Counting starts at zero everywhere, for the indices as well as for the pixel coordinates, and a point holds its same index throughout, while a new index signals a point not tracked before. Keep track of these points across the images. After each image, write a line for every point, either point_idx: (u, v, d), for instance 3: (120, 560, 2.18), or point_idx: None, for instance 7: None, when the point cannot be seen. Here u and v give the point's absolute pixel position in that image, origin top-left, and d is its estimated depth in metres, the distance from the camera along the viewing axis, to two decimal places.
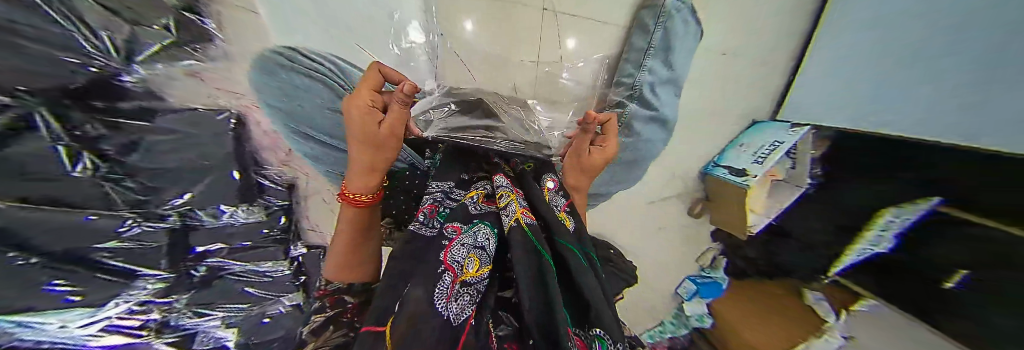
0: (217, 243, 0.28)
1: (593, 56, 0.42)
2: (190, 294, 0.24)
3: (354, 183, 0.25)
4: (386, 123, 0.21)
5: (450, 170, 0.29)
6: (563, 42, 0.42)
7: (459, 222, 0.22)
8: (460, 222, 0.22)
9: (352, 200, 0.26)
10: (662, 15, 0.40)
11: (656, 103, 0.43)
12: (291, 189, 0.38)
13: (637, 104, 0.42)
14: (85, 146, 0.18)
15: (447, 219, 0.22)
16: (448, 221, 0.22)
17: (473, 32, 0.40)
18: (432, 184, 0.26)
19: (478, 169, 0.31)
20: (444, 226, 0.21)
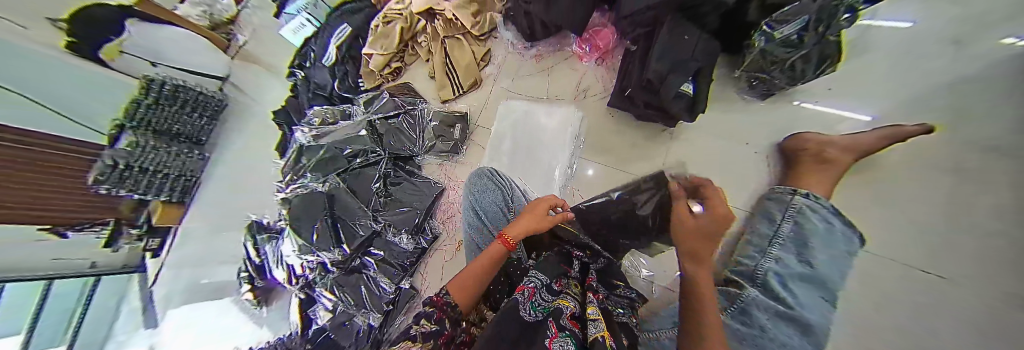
0: (380, 250, 0.63)
1: None
2: (342, 274, 0.62)
3: (516, 231, 0.41)
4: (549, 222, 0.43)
5: (547, 272, 0.39)
6: None
7: (557, 321, 0.28)
8: (555, 319, 0.29)
9: (507, 242, 0.40)
10: (793, 210, 0.40)
11: (790, 301, 0.34)
12: (434, 239, 0.65)
13: (757, 293, 0.36)
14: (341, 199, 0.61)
15: (539, 311, 0.31)
16: (541, 313, 0.30)
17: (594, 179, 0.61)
18: (535, 274, 0.38)
19: (569, 284, 0.40)
20: (547, 319, 0.28)
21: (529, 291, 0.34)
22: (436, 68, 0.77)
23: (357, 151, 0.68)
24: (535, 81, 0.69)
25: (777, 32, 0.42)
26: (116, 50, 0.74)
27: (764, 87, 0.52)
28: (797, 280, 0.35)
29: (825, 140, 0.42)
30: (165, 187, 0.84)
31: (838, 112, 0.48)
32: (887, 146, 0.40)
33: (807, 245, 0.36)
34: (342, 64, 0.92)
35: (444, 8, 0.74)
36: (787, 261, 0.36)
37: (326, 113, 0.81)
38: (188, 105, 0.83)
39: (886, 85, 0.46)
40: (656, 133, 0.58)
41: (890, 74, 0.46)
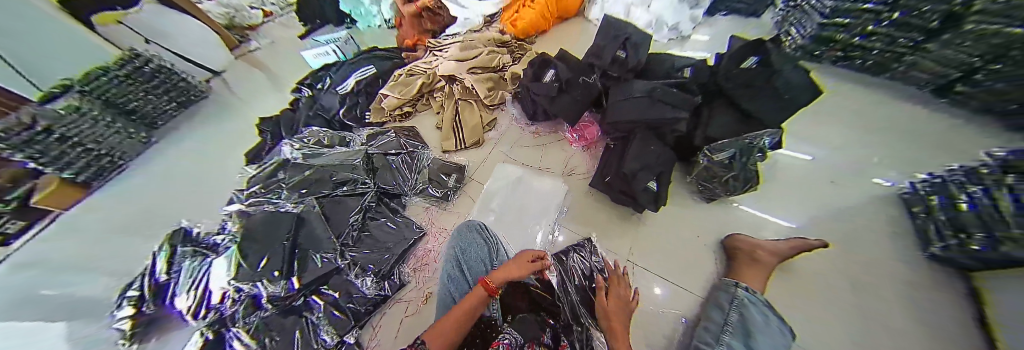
0: (334, 290, 0.56)
1: (663, 305, 0.55)
2: (278, 310, 0.52)
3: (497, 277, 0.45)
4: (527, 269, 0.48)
5: (527, 332, 0.40)
6: (642, 289, 0.58)
7: None
8: None
9: (488, 287, 0.43)
10: (738, 301, 0.46)
11: None
12: (400, 287, 0.60)
13: None
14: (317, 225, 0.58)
15: None
16: None
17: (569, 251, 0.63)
18: (513, 331, 0.39)
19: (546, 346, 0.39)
20: None
21: (506, 346, 0.35)
22: (445, 121, 0.86)
23: (345, 179, 0.67)
24: (530, 151, 0.79)
25: (713, 156, 0.59)
26: (114, 19, 0.86)
27: (708, 193, 0.65)
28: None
29: (755, 244, 0.53)
30: (79, 162, 0.74)
31: (771, 218, 0.63)
32: (799, 253, 0.52)
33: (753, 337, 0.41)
34: (355, 95, 1.00)
35: (464, 77, 0.89)
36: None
37: (323, 135, 0.82)
38: (163, 88, 0.94)
39: (788, 214, 0.63)
40: (626, 215, 0.67)
41: (791, 207, 0.64)
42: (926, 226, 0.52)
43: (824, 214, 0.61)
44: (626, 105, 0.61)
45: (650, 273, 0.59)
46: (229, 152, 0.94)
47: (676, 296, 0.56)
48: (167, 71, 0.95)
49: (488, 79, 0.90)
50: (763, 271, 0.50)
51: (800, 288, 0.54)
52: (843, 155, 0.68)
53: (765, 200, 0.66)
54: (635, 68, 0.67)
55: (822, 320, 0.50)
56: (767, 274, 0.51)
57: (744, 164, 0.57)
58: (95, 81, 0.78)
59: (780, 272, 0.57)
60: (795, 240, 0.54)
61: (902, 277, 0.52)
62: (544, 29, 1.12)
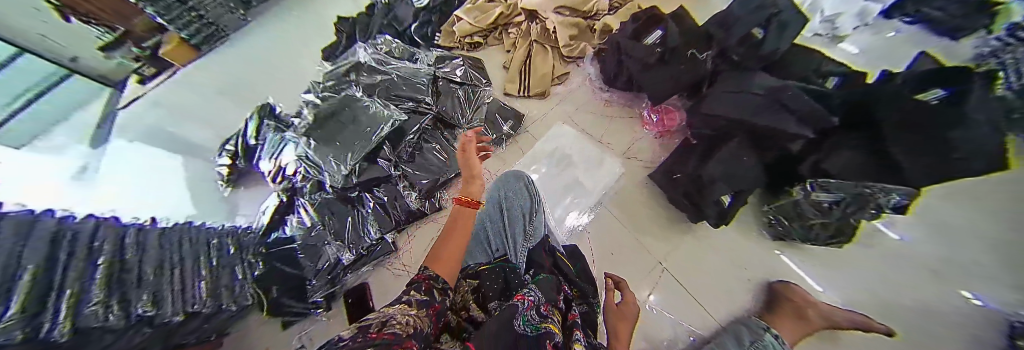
0: (383, 194, 0.63)
1: (677, 314, 0.55)
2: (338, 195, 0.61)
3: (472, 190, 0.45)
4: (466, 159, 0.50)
5: (544, 296, 0.41)
6: (663, 292, 0.57)
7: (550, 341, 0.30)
8: (547, 338, 0.30)
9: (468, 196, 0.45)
10: (757, 340, 0.45)
11: None
12: (436, 210, 0.66)
13: None
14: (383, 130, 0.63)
15: (529, 326, 0.32)
16: (532, 329, 0.31)
17: (602, 234, 0.62)
18: (530, 290, 0.40)
19: (555, 311, 0.40)
20: (541, 337, 0.30)
21: (526, 302, 0.37)
22: (514, 62, 0.80)
23: (409, 97, 0.68)
24: (594, 122, 0.73)
25: (813, 193, 0.51)
26: None
27: (782, 228, 0.57)
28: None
29: (810, 301, 0.49)
30: (190, 25, 0.81)
31: (835, 278, 0.57)
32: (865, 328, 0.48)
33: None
34: (430, 11, 0.95)
35: (548, 18, 0.79)
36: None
37: (393, 45, 0.82)
38: None
39: (867, 280, 0.55)
40: (676, 219, 0.62)
41: (877, 276, 0.55)
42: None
43: (922, 303, 0.51)
44: (736, 99, 0.50)
45: (676, 281, 0.58)
46: (305, 36, 0.96)
47: (696, 311, 0.55)
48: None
49: (574, 26, 0.79)
50: (804, 329, 0.47)
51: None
52: (962, 246, 0.52)
53: (843, 257, 0.58)
54: (769, 56, 0.52)
55: None
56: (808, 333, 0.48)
57: (843, 216, 0.51)
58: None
59: (821, 336, 0.53)
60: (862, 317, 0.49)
61: None
62: None
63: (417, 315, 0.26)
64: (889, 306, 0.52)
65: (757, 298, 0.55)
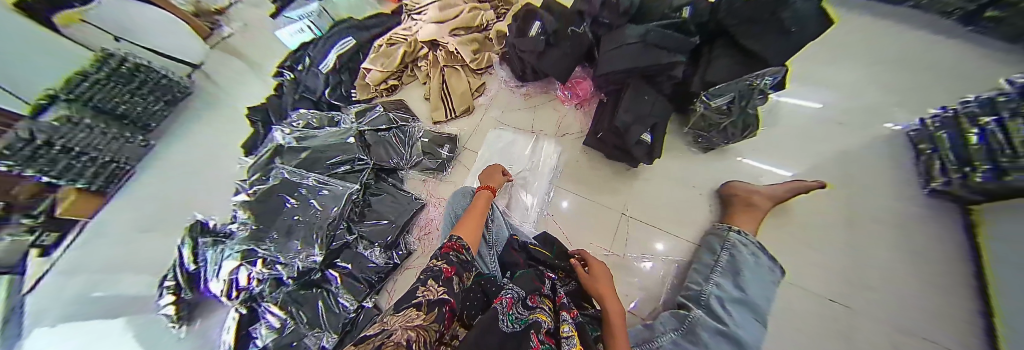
0: (347, 262, 0.60)
1: (658, 252, 0.59)
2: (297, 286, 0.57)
3: (483, 197, 0.55)
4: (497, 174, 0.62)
5: (524, 290, 0.41)
6: (639, 239, 0.61)
7: (537, 335, 0.29)
8: (537, 332, 0.29)
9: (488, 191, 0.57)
10: (729, 245, 0.50)
11: (728, 321, 0.43)
12: (408, 255, 0.64)
13: (703, 311, 0.45)
14: (320, 200, 0.61)
15: (518, 323, 0.30)
16: (521, 325, 0.30)
17: (568, 209, 0.65)
18: (511, 289, 0.40)
19: (543, 301, 0.40)
20: (529, 332, 0.29)
21: (508, 302, 0.35)
22: (432, 91, 0.83)
23: (344, 159, 0.68)
24: (522, 114, 0.77)
25: (706, 103, 0.56)
26: (77, 18, 0.72)
27: (704, 143, 0.64)
28: (733, 303, 0.44)
29: (752, 190, 0.55)
30: (87, 171, 0.67)
31: (771, 168, 0.63)
32: (795, 196, 0.54)
33: (740, 275, 0.46)
34: (338, 73, 0.96)
35: (448, 41, 0.83)
36: (726, 287, 0.46)
37: (310, 116, 0.81)
38: (145, 86, 0.80)
39: (786, 156, 0.64)
40: (620, 171, 0.67)
41: (792, 151, 0.65)
42: (929, 164, 0.55)
43: (831, 155, 0.63)
44: (617, 54, 0.56)
45: (643, 224, 0.62)
46: (210, 138, 0.90)
47: (671, 241, 0.59)
48: (146, 69, 0.82)
49: (473, 41, 0.84)
50: (756, 215, 0.52)
51: (789, 230, 0.59)
52: (829, 107, 0.68)
53: (763, 145, 0.66)
54: (628, 10, 0.56)
55: (808, 250, 0.57)
56: (758, 217, 0.53)
57: (743, 109, 0.55)
58: (78, 88, 0.68)
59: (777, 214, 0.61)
60: (795, 182, 0.55)
61: (891, 208, 0.56)
62: None
63: (423, 326, 0.21)
64: (806, 171, 0.62)
65: (714, 208, 0.60)
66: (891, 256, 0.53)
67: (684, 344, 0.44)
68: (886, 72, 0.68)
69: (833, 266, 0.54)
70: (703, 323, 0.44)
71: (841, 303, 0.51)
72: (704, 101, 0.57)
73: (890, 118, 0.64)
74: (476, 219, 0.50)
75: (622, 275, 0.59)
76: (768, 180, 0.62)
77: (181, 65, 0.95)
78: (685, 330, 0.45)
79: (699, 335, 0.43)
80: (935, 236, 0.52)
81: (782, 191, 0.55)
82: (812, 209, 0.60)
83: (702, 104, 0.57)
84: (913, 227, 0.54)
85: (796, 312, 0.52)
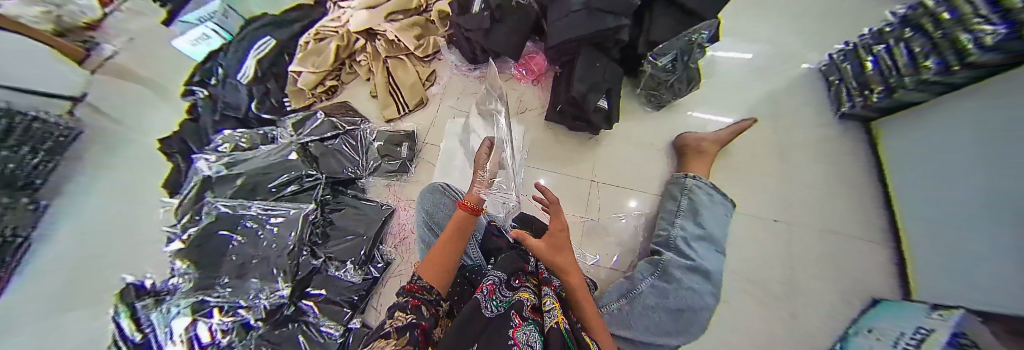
0: (321, 289, 0.56)
1: (630, 210, 0.63)
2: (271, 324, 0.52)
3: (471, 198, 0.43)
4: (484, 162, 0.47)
5: (507, 272, 0.40)
6: (608, 202, 0.64)
7: (517, 312, 0.29)
8: (517, 309, 0.29)
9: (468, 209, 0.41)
10: (687, 189, 0.55)
11: (693, 255, 0.50)
12: (387, 266, 0.61)
13: (673, 254, 0.50)
14: (272, 228, 0.55)
15: (501, 305, 0.31)
16: (504, 307, 0.30)
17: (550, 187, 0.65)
18: (494, 274, 0.39)
19: (527, 279, 0.41)
20: (507, 311, 0.29)
21: (488, 287, 0.34)
22: (378, 88, 0.76)
23: (289, 178, 0.61)
24: (479, 98, 0.74)
25: (653, 63, 0.60)
26: None
27: (651, 101, 0.68)
28: (696, 239, 0.51)
29: (698, 138, 0.59)
30: None
31: (719, 118, 0.68)
32: (737, 136, 0.60)
33: (699, 215, 0.53)
34: (262, 81, 0.83)
35: (385, 29, 0.74)
36: (688, 227, 0.52)
37: (238, 136, 0.70)
38: (6, 132, 0.54)
39: (729, 101, 0.70)
40: (585, 140, 0.68)
41: (734, 96, 0.70)
42: (838, 93, 0.63)
43: (766, 95, 0.69)
44: (567, 23, 0.54)
45: (612, 187, 0.64)
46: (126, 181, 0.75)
47: (638, 198, 0.63)
48: (2, 105, 0.58)
49: (413, 25, 0.76)
50: (705, 161, 0.58)
51: (741, 168, 0.64)
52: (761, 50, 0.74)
53: (713, 96, 0.70)
54: None
55: (756, 183, 0.63)
56: (707, 161, 0.58)
57: (684, 67, 0.60)
58: None
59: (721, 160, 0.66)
60: (737, 124, 0.61)
61: (816, 134, 0.65)
62: None
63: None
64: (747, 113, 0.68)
65: (672, 159, 0.65)
66: (817, 175, 0.61)
67: (661, 283, 0.49)
68: (804, 11, 0.74)
69: (776, 193, 0.62)
70: (672, 262, 0.49)
71: (780, 222, 0.59)
72: (652, 62, 0.60)
73: (805, 58, 0.71)
74: (452, 249, 0.38)
75: (604, 241, 0.62)
76: (712, 125, 0.67)
77: (58, 102, 0.66)
78: (660, 273, 0.50)
79: (671, 273, 0.49)
80: (848, 153, 0.62)
81: (727, 133, 0.60)
82: (757, 146, 0.66)
83: (649, 65, 0.60)
84: (836, 143, 0.63)
85: (752, 234, 0.60)
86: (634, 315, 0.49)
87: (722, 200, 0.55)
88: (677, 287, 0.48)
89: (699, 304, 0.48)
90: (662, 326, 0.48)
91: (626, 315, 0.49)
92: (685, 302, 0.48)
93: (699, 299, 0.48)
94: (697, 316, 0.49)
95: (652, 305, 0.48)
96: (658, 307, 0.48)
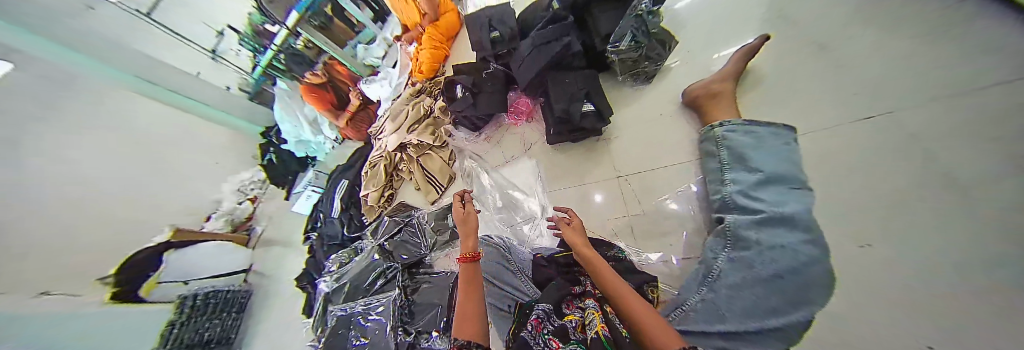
0: None
1: (676, 188, 0.59)
2: None
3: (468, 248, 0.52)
4: (466, 213, 0.59)
5: (552, 299, 0.43)
6: (645, 188, 0.63)
7: (558, 337, 0.34)
8: (557, 335, 0.34)
9: (464, 258, 0.50)
10: (720, 139, 0.52)
11: (760, 206, 0.43)
12: None
13: (736, 215, 0.46)
14: (373, 319, 0.69)
15: (547, 334, 0.35)
16: (548, 335, 0.35)
17: (604, 200, 0.67)
18: (541, 305, 0.42)
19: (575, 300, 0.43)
20: (547, 338, 0.34)
21: (534, 323, 0.37)
22: (419, 182, 0.95)
23: (378, 274, 0.77)
24: (492, 155, 0.88)
25: (619, 50, 0.63)
26: (152, 284, 0.90)
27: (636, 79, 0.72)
28: (757, 187, 0.45)
29: (704, 84, 0.58)
30: None
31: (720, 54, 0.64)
32: (746, 61, 0.56)
33: (748, 159, 0.47)
34: (347, 210, 1.11)
35: (410, 139, 0.98)
36: (741, 178, 0.47)
37: (341, 257, 0.92)
38: (217, 305, 0.96)
39: (718, 42, 0.65)
40: (592, 145, 0.73)
41: (720, 35, 0.66)
42: None
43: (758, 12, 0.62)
44: (527, 65, 0.67)
45: (643, 173, 0.64)
46: (287, 316, 1.08)
47: (674, 171, 0.60)
48: (215, 292, 0.98)
49: (428, 125, 0.97)
50: (724, 105, 0.55)
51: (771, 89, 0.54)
52: None
53: (699, 49, 0.68)
54: (515, 34, 0.76)
55: (808, 92, 0.50)
56: (727, 101, 0.55)
57: (648, 35, 0.62)
58: (172, 335, 0.83)
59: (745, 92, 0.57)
60: (742, 50, 0.57)
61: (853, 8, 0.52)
62: (445, 54, 1.11)
63: None
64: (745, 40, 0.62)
65: (690, 118, 0.62)
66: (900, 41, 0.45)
67: (738, 255, 0.44)
68: None
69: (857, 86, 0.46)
70: (739, 223, 0.45)
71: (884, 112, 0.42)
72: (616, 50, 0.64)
73: None
74: (470, 297, 0.44)
75: (659, 233, 0.59)
76: (720, 62, 0.63)
77: (239, 274, 1.12)
78: (734, 241, 0.45)
79: (746, 235, 0.44)
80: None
81: (731, 66, 0.57)
82: (785, 58, 0.55)
83: (616, 54, 0.64)
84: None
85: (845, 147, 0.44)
86: (724, 302, 0.44)
87: (769, 131, 0.49)
88: (759, 251, 0.42)
89: (801, 262, 0.39)
90: (761, 305, 0.41)
91: (712, 303, 0.45)
92: (778, 264, 0.40)
93: (801, 257, 0.39)
94: (810, 281, 0.39)
95: (738, 283, 0.43)
96: (750, 282, 0.42)
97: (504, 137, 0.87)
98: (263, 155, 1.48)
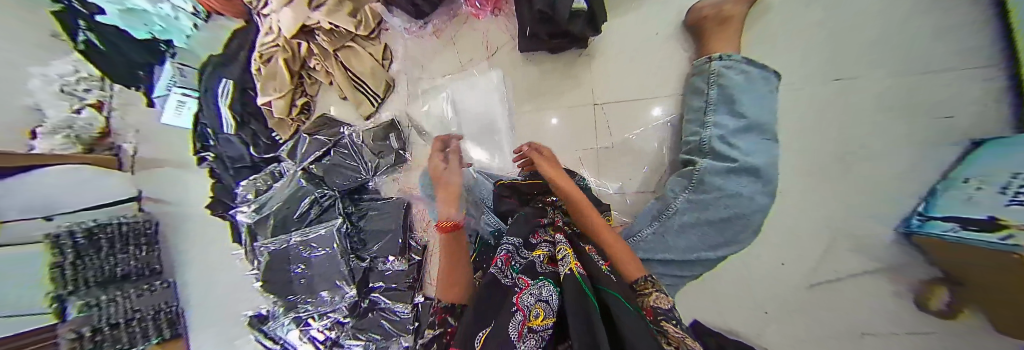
0: (378, 282, 0.63)
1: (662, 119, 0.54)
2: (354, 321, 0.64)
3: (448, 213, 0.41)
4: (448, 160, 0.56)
5: (520, 234, 0.40)
6: (620, 118, 0.57)
7: (528, 275, 0.30)
8: (528, 273, 0.30)
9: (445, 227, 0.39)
10: (714, 76, 0.45)
11: (737, 155, 0.41)
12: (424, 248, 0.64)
13: (709, 160, 0.44)
14: (323, 252, 0.62)
15: (518, 271, 0.32)
16: (519, 273, 0.31)
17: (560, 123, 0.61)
18: (508, 241, 0.39)
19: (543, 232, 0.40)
20: (518, 278, 0.30)
21: (503, 258, 0.34)
22: (342, 86, 0.71)
23: (307, 207, 0.65)
24: (444, 59, 0.68)
25: None
26: None
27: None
28: (737, 134, 0.42)
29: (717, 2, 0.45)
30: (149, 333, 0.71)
31: None
32: None
33: (736, 102, 0.42)
34: (245, 125, 0.84)
35: (318, 20, 0.66)
36: (724, 122, 0.43)
37: (255, 183, 0.74)
38: (117, 238, 0.66)
39: None
40: (571, 58, 0.60)
41: None
42: None
43: None
44: None
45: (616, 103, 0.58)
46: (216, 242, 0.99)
47: (643, 106, 0.56)
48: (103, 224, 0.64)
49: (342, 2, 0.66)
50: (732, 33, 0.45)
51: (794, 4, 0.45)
52: None
53: None
54: None
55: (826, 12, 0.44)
56: (733, 33, 0.45)
57: None
58: (71, 278, 0.58)
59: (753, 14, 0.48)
60: None
61: None
62: None
63: None
64: None
65: (685, 44, 0.52)
66: None
67: (696, 197, 0.45)
68: None
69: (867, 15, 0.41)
70: (710, 170, 0.43)
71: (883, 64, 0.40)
72: None
73: None
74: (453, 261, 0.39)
75: (628, 158, 0.57)
76: None
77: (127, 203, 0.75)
78: (694, 184, 0.45)
79: (706, 185, 0.44)
80: None
81: None
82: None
83: None
84: None
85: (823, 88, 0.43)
86: (671, 235, 0.48)
87: (760, 75, 0.43)
88: (716, 197, 0.43)
89: (748, 210, 0.42)
90: (706, 242, 0.46)
91: (662, 237, 0.49)
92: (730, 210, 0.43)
93: (750, 203, 0.42)
94: (750, 223, 0.43)
95: (690, 222, 0.46)
96: (699, 223, 0.46)
97: (456, 37, 0.66)
98: (68, 32, 0.73)
